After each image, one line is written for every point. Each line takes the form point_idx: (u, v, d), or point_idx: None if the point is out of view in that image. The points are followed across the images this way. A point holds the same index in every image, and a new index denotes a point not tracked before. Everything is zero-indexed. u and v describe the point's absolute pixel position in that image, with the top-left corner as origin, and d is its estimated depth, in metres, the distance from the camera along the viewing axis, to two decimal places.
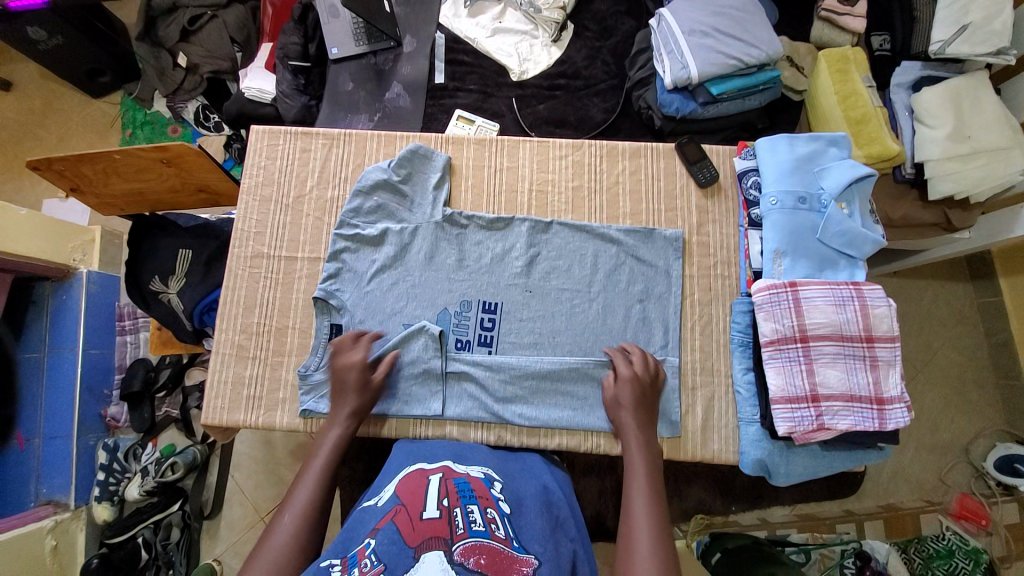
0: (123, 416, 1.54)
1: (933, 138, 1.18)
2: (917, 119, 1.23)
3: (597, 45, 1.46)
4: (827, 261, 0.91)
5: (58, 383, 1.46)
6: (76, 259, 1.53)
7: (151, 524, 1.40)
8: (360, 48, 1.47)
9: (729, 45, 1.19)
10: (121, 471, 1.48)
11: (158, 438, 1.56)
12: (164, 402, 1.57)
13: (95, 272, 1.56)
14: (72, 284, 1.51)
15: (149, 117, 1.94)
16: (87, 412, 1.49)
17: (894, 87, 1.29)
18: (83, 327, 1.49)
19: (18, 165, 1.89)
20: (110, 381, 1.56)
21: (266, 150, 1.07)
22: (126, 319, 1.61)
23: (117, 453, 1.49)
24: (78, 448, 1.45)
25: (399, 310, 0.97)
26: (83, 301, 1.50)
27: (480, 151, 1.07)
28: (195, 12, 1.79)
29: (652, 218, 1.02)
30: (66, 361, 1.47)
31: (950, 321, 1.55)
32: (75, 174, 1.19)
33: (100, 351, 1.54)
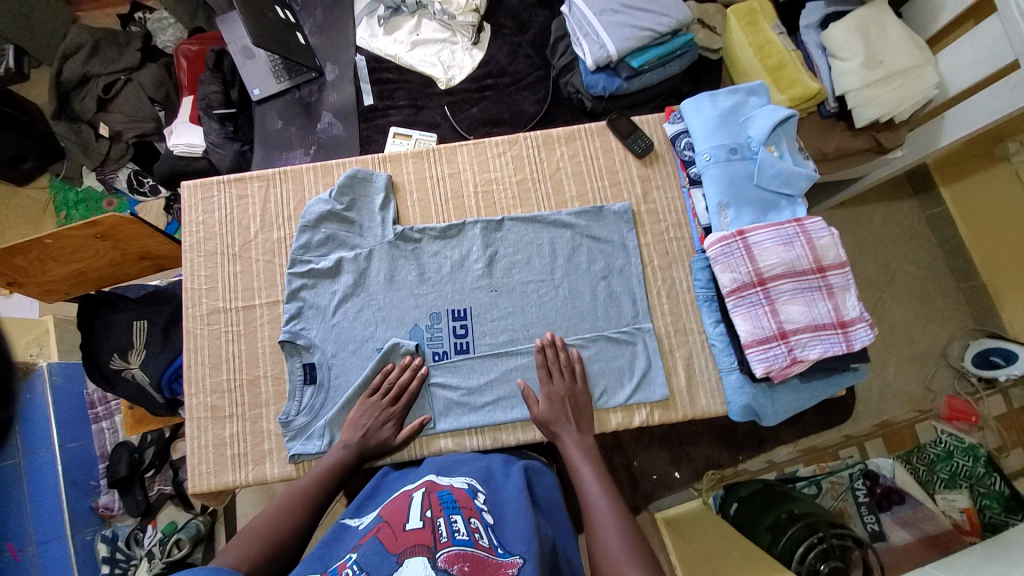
0: (116, 503, 1.49)
1: (848, 70, 1.23)
2: (830, 55, 1.28)
3: (517, 40, 1.48)
4: (769, 204, 0.94)
5: (41, 485, 1.40)
6: (33, 354, 1.49)
7: None
8: (282, 84, 1.45)
9: (640, 18, 1.22)
10: (126, 560, 1.43)
11: (157, 519, 1.49)
12: (155, 480, 1.52)
13: (57, 363, 1.49)
14: (33, 381, 1.43)
15: (83, 195, 1.88)
16: (78, 506, 1.44)
17: (803, 30, 1.36)
18: (54, 423, 1.43)
19: None
20: (94, 471, 1.50)
21: (201, 205, 1.04)
22: (98, 405, 1.53)
23: (118, 543, 1.45)
24: (75, 545, 1.41)
25: (369, 335, 0.96)
26: (48, 397, 1.43)
27: (419, 163, 1.05)
28: (108, 79, 1.76)
29: (599, 196, 1.02)
30: (46, 461, 1.41)
31: (903, 238, 1.63)
32: (10, 268, 1.10)
33: (78, 444, 1.48)
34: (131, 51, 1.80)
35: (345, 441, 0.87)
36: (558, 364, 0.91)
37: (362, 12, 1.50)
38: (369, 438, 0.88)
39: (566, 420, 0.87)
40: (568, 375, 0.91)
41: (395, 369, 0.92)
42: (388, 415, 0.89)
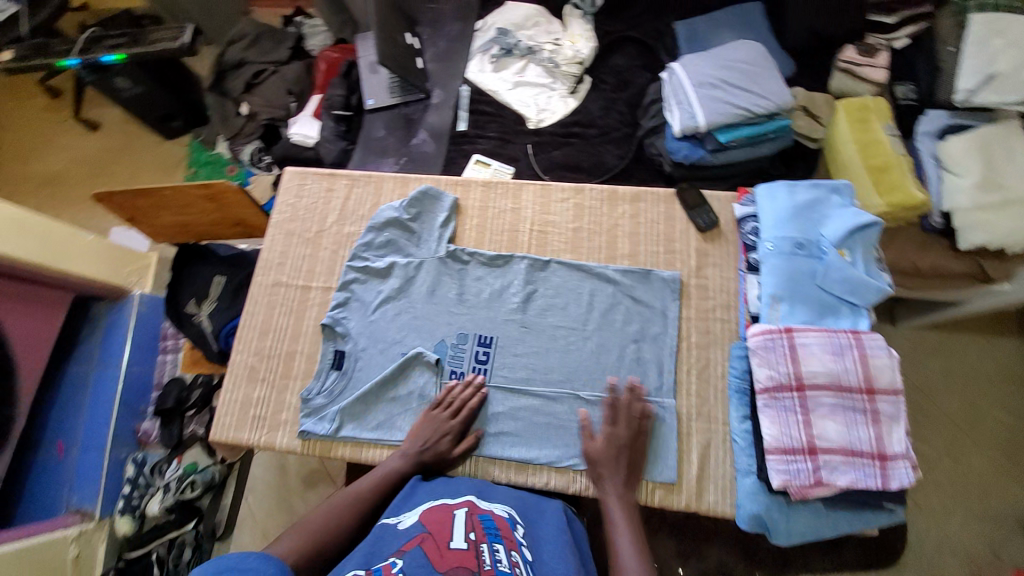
0: (152, 432, 1.83)
1: (959, 187, 1.17)
2: (943, 168, 1.22)
3: (613, 97, 1.53)
4: (828, 308, 0.88)
5: (101, 395, 1.74)
6: (130, 282, 1.90)
7: (165, 542, 1.60)
8: (394, 100, 1.62)
9: (737, 96, 1.23)
10: (145, 485, 1.67)
11: (182, 458, 1.69)
12: (190, 421, 1.81)
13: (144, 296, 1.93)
14: (123, 305, 1.87)
15: (212, 157, 2.29)
16: (123, 426, 1.76)
17: (920, 136, 1.28)
18: (129, 347, 1.81)
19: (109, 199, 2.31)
20: (145, 396, 1.87)
21: (294, 190, 1.17)
22: (167, 342, 1.99)
23: (143, 468, 1.73)
24: (109, 460, 1.70)
25: (398, 339, 1.01)
26: (131, 320, 1.84)
27: (487, 193, 1.11)
28: (259, 68, 2.19)
29: (650, 259, 1.01)
30: (111, 376, 1.77)
31: (997, 378, 1.43)
32: (133, 207, 1.29)
33: (140, 369, 1.86)
34: (283, 48, 2.23)
35: (403, 452, 0.89)
36: (625, 409, 0.88)
37: (478, 49, 1.64)
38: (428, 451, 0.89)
39: (618, 469, 0.85)
40: (637, 426, 0.87)
41: (458, 388, 0.94)
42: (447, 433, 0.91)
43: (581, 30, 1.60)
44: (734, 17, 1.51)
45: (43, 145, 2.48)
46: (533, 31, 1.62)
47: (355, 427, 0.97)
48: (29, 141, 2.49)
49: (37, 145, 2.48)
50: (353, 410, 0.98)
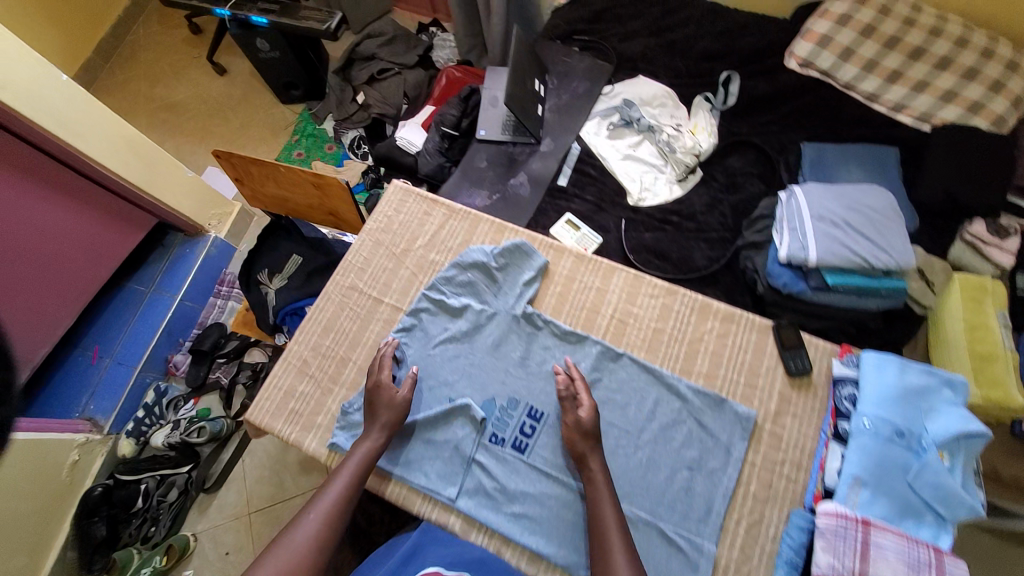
0: (182, 366, 1.91)
1: None
2: None
3: (720, 197, 1.51)
4: (911, 509, 0.80)
5: (148, 319, 1.87)
6: (211, 224, 2.02)
7: (158, 477, 1.71)
8: (504, 137, 1.65)
9: (854, 242, 1.18)
10: (157, 416, 1.83)
11: (200, 399, 1.92)
12: (218, 368, 1.94)
13: (219, 239, 2.03)
14: (198, 241, 1.98)
15: (316, 132, 2.42)
16: (158, 353, 1.88)
17: None
18: (190, 282, 1.93)
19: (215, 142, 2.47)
20: (186, 332, 1.98)
21: (395, 203, 1.20)
22: (224, 286, 2.06)
23: (161, 399, 1.85)
24: (134, 380, 1.81)
25: (449, 383, 1.00)
26: (198, 259, 1.96)
27: (577, 264, 1.09)
28: (386, 66, 2.33)
29: (727, 386, 0.97)
30: (164, 304, 1.89)
31: None
32: (244, 171, 1.34)
33: (192, 304, 1.97)
34: (413, 53, 2.37)
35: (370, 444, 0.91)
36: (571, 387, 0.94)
37: (599, 111, 1.66)
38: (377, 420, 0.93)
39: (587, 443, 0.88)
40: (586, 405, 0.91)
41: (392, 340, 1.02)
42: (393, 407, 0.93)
43: (706, 123, 1.59)
44: (866, 153, 1.48)
45: (173, 74, 2.67)
46: (657, 110, 1.63)
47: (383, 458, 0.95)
48: (163, 67, 2.69)
49: (168, 73, 2.68)
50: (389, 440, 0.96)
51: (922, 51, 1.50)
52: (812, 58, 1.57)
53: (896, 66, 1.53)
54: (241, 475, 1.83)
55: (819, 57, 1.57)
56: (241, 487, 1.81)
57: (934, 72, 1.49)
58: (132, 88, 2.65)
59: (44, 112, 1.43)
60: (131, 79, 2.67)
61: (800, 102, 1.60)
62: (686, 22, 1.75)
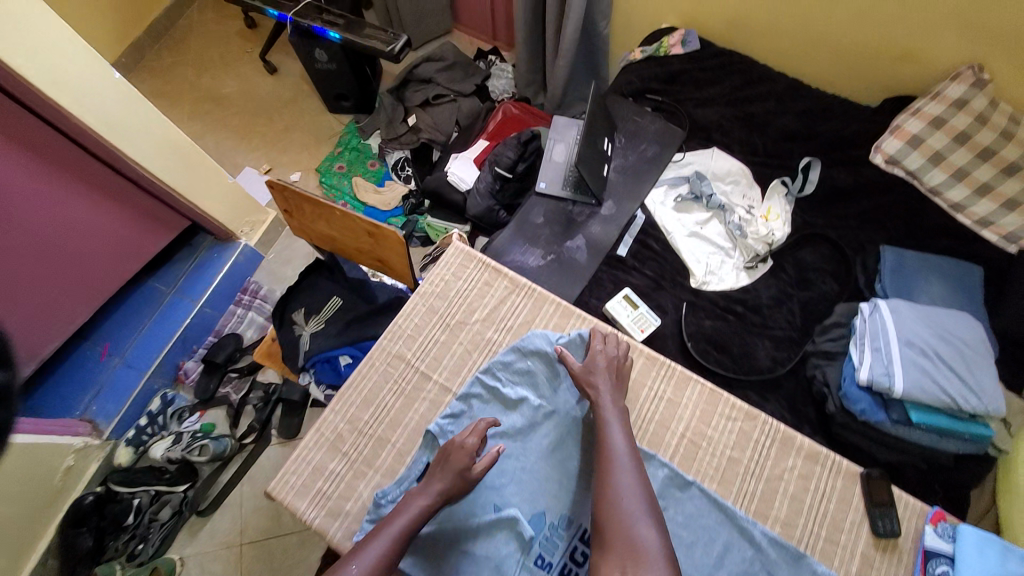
0: (192, 374, 1.76)
1: None
2: None
3: (788, 291, 1.41)
4: None
5: (165, 323, 1.71)
6: (242, 231, 1.91)
7: (153, 492, 1.53)
8: (564, 193, 1.57)
9: (945, 377, 1.08)
10: (160, 426, 1.65)
11: (206, 412, 1.73)
12: (229, 382, 1.77)
13: (248, 247, 1.92)
14: (227, 247, 1.87)
15: (360, 147, 2.34)
16: (169, 359, 1.72)
17: None
18: (214, 287, 1.81)
19: (256, 143, 2.40)
20: (202, 338, 1.82)
21: (455, 267, 1.12)
22: (246, 294, 1.91)
23: (167, 408, 1.68)
24: (142, 386, 1.65)
25: (494, 487, 0.90)
26: (226, 265, 1.84)
27: (648, 367, 1.01)
28: (442, 91, 2.26)
29: (807, 539, 0.86)
30: (183, 309, 1.74)
31: None
32: (296, 206, 1.27)
33: (212, 311, 1.83)
34: (470, 82, 2.30)
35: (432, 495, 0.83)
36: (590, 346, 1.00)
37: (667, 179, 1.58)
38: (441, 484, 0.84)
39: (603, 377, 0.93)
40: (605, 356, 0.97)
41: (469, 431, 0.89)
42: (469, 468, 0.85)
43: (780, 209, 1.51)
44: (949, 267, 1.36)
45: (224, 66, 2.62)
46: (728, 187, 1.57)
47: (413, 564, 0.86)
48: (214, 58, 2.64)
49: (218, 64, 2.62)
50: (420, 545, 0.87)
51: (1017, 167, 1.37)
52: (900, 157, 1.47)
53: (987, 178, 1.40)
54: (238, 500, 1.62)
55: (908, 156, 1.47)
56: (236, 514, 1.59)
57: None
58: (180, 75, 2.59)
59: (89, 109, 1.33)
60: (181, 66, 2.62)
61: (882, 200, 1.50)
62: (766, 96, 1.65)
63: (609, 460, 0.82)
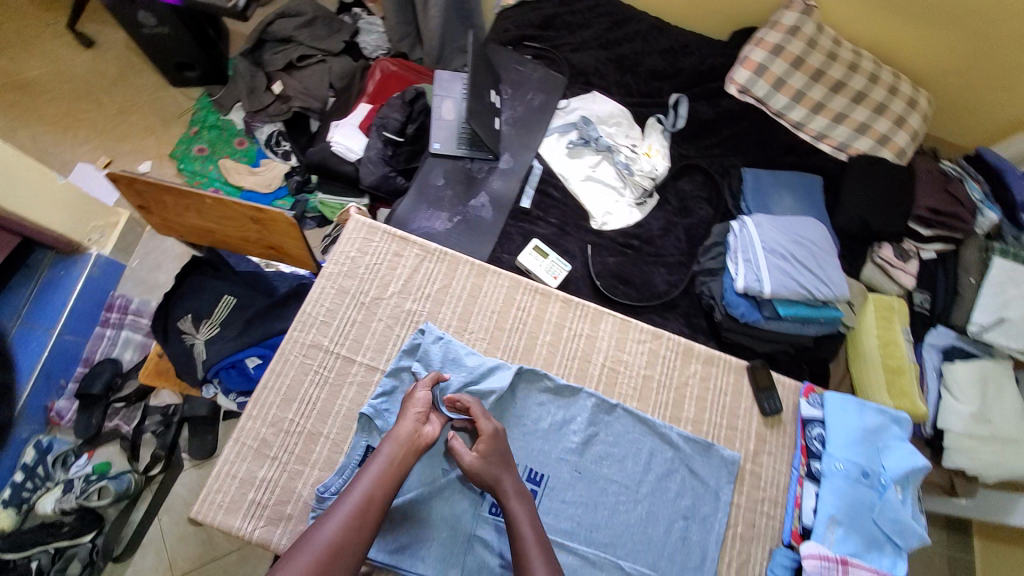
0: (67, 414, 1.51)
1: (957, 411, 1.36)
2: (945, 386, 1.41)
3: (674, 220, 1.55)
4: (875, 544, 0.91)
5: (16, 362, 1.44)
6: (91, 239, 1.62)
7: (52, 550, 1.33)
8: (460, 151, 1.54)
9: (803, 274, 1.28)
10: (42, 478, 1.42)
11: (95, 451, 1.51)
12: (117, 414, 1.53)
13: (103, 257, 1.64)
14: (76, 262, 1.59)
15: (221, 123, 2.06)
16: (34, 402, 1.46)
17: (927, 346, 1.46)
18: (70, 309, 1.53)
19: (85, 133, 2.00)
20: (70, 371, 1.55)
21: (359, 242, 1.06)
22: (113, 312, 1.65)
23: (46, 456, 1.45)
24: (9, 438, 1.40)
25: (441, 454, 0.92)
26: (80, 284, 1.57)
27: (565, 310, 1.06)
28: (307, 52, 2.04)
29: (712, 430, 1.01)
30: (37, 341, 1.47)
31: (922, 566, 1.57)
32: (152, 197, 1.11)
33: (74, 338, 1.56)
34: (337, 38, 2.09)
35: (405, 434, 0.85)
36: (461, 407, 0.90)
37: (556, 127, 1.61)
38: (401, 434, 0.85)
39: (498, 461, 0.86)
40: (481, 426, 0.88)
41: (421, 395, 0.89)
42: (415, 431, 0.86)
43: (659, 146, 1.61)
44: (795, 181, 1.58)
45: (18, 41, 2.11)
46: (613, 129, 1.63)
47: (384, 549, 0.86)
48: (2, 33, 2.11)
49: (10, 40, 2.11)
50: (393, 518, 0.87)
51: (841, 84, 1.61)
52: (750, 85, 1.62)
53: (820, 98, 1.62)
54: (159, 535, 1.46)
55: (756, 84, 1.62)
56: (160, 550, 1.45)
57: (852, 104, 1.62)
58: None
59: None
60: None
61: (741, 126, 1.67)
62: (634, 37, 1.72)
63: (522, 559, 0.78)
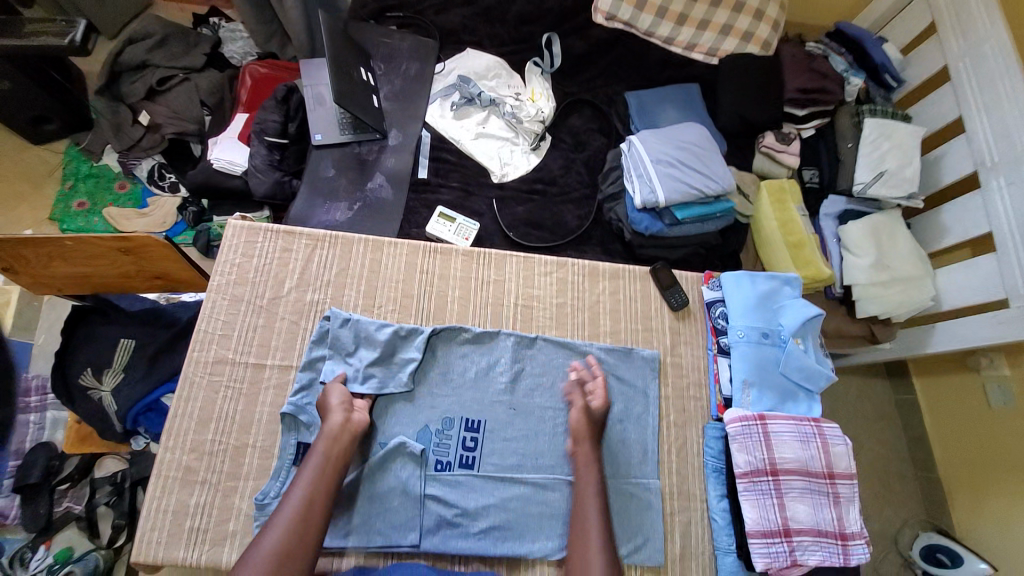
0: (12, 510, 1.35)
1: (858, 265, 1.45)
2: (844, 247, 1.50)
3: (572, 156, 1.58)
4: (788, 393, 1.05)
5: None
6: None
7: None
8: (345, 137, 1.50)
9: (691, 177, 1.34)
10: None
11: (53, 540, 1.33)
12: (66, 496, 1.38)
13: (4, 339, 1.45)
14: None
15: (95, 171, 1.92)
16: None
17: (823, 216, 1.57)
18: None
19: None
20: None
21: (243, 248, 1.03)
22: (33, 395, 1.45)
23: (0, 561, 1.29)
24: None
25: (375, 429, 0.94)
26: None
27: (467, 262, 1.08)
28: (167, 73, 1.89)
29: (630, 336, 1.09)
30: None
31: (870, 415, 1.71)
32: (8, 256, 1.04)
33: None
34: (198, 53, 1.96)
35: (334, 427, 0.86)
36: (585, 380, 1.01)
37: (437, 92, 1.60)
38: (330, 429, 0.86)
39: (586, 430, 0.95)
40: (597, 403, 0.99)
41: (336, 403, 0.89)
42: (344, 420, 0.87)
43: (542, 88, 1.62)
44: (676, 93, 1.63)
45: None
46: (493, 82, 1.63)
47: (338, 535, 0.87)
48: None
49: None
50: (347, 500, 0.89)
51: None
52: (614, 11, 1.61)
53: (682, 9, 1.64)
54: None
55: (620, 9, 1.61)
56: None
57: (711, 9, 1.65)
58: None
59: None
60: None
61: (615, 54, 1.71)
62: None
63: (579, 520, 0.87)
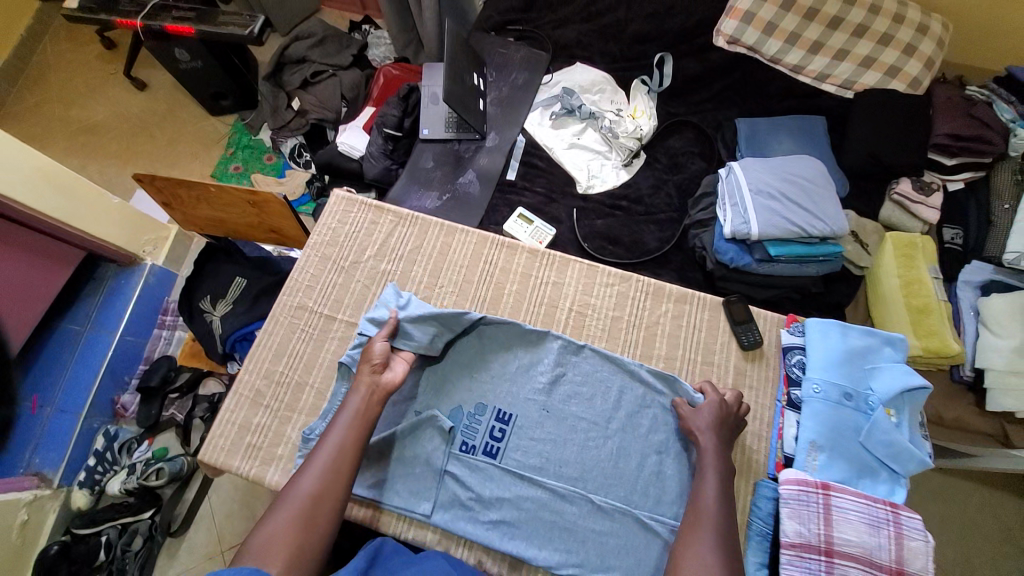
0: (131, 406, 1.66)
1: (996, 347, 1.20)
2: (982, 322, 1.26)
3: (665, 177, 1.53)
4: (866, 468, 0.92)
5: (88, 361, 1.60)
6: (146, 251, 1.76)
7: (119, 525, 1.46)
8: (448, 134, 1.62)
9: (794, 212, 1.23)
10: (111, 462, 1.57)
11: (154, 438, 1.67)
12: (172, 404, 1.67)
13: (157, 266, 1.79)
14: (134, 272, 1.72)
15: (252, 143, 2.29)
16: (103, 395, 1.61)
17: (962, 284, 1.33)
18: (128, 314, 1.68)
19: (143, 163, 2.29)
20: (133, 369, 1.71)
21: (339, 215, 1.17)
22: (167, 316, 1.81)
23: (113, 443, 1.59)
24: (80, 428, 1.54)
25: (413, 399, 0.99)
26: (137, 290, 1.71)
27: (531, 261, 1.12)
28: (320, 68, 2.21)
29: (685, 366, 1.04)
30: (102, 343, 1.62)
31: (982, 529, 1.43)
32: (171, 193, 1.29)
33: (135, 339, 1.71)
34: (347, 53, 2.26)
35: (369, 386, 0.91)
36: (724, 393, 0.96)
37: (540, 101, 1.65)
38: (362, 386, 0.91)
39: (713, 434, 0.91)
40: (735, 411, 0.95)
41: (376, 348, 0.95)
42: (375, 379, 0.92)
43: (645, 106, 1.61)
44: (794, 124, 1.51)
45: (87, 91, 2.45)
46: (597, 96, 1.65)
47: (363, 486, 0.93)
48: (75, 86, 2.46)
49: (82, 91, 2.45)
50: (378, 457, 0.94)
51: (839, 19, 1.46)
52: (738, 35, 1.55)
53: (817, 37, 1.49)
54: (209, 512, 1.59)
55: (745, 33, 1.54)
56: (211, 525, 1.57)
57: (852, 40, 1.47)
58: (45, 111, 2.40)
59: None
60: (44, 101, 2.42)
61: (732, 79, 1.62)
62: None
63: (696, 520, 0.83)
